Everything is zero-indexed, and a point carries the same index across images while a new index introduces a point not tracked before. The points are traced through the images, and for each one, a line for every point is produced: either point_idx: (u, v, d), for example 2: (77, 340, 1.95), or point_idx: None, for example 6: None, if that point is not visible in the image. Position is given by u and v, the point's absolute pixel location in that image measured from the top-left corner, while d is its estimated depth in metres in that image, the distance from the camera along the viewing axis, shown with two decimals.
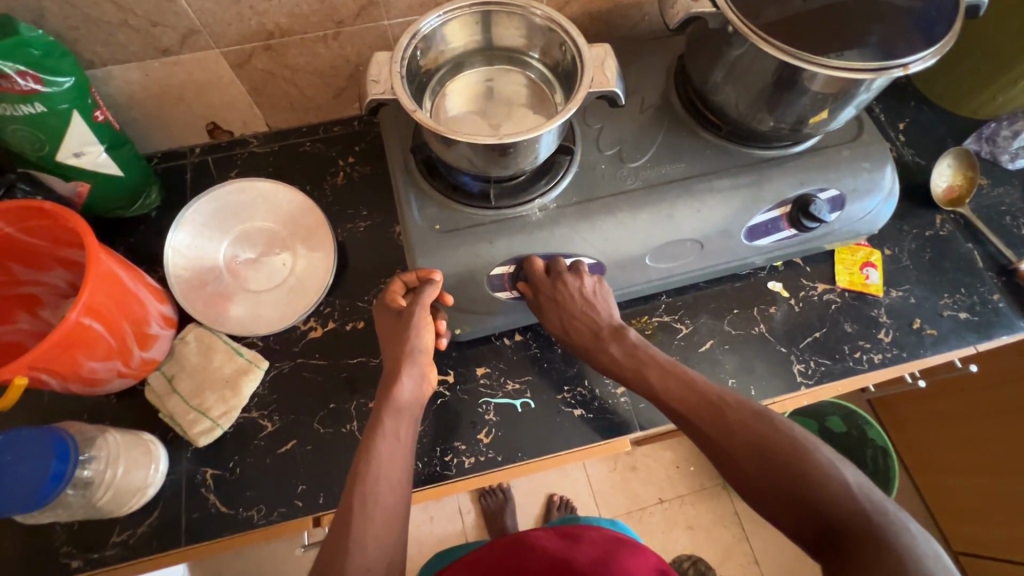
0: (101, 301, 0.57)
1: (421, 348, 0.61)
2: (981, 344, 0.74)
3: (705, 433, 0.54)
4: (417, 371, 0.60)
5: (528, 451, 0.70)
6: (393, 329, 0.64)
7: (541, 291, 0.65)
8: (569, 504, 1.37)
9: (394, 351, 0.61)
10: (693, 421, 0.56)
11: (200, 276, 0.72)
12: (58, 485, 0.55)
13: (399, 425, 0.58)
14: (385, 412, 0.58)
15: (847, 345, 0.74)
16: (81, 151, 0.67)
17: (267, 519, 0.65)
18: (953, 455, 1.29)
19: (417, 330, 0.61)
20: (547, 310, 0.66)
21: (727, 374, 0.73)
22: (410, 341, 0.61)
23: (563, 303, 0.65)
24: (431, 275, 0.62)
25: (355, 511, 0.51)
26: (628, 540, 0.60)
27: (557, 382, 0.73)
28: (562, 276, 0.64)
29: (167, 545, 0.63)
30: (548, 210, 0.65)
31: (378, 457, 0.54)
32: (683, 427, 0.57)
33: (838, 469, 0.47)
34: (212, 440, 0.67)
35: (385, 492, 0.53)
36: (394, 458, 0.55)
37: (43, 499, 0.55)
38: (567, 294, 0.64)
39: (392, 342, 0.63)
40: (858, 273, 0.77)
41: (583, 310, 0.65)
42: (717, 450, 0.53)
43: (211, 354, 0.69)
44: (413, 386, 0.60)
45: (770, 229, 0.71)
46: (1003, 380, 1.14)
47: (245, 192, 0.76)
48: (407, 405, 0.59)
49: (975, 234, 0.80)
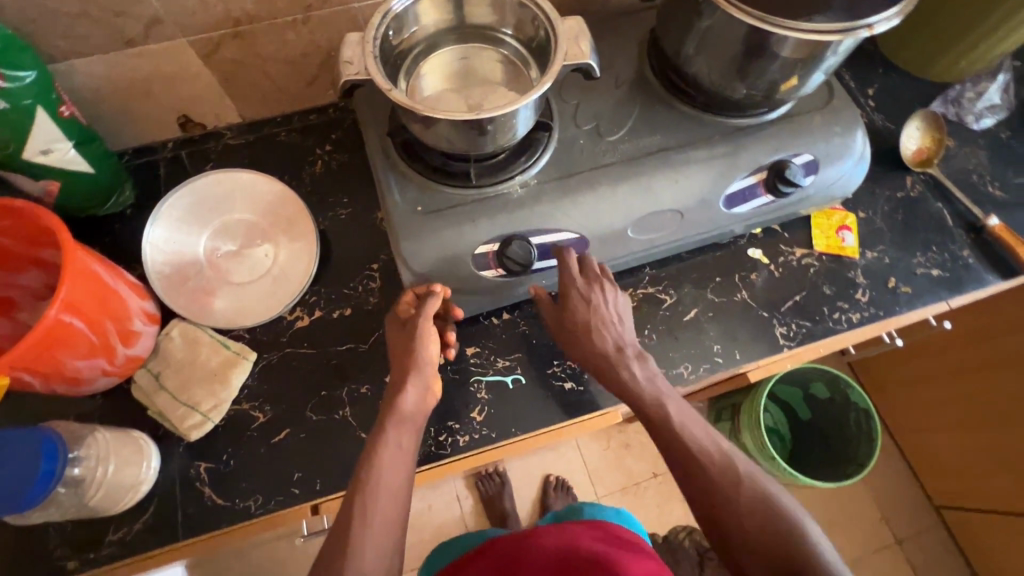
0: (81, 298, 0.56)
1: (427, 358, 0.60)
2: (954, 300, 0.77)
3: (706, 472, 0.54)
4: (422, 381, 0.59)
5: (522, 426, 0.69)
6: (398, 337, 0.63)
7: (574, 288, 0.65)
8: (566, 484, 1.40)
9: (400, 361, 0.61)
10: (697, 461, 0.55)
11: (181, 271, 0.71)
12: (47, 484, 0.53)
13: (402, 434, 0.57)
14: (389, 421, 0.57)
15: (827, 306, 0.75)
16: (48, 148, 0.66)
17: (265, 508, 0.64)
18: (940, 411, 1.39)
19: (424, 339, 0.61)
20: (576, 311, 0.65)
21: (713, 341, 0.73)
22: (416, 350, 0.60)
23: (593, 312, 0.64)
24: (433, 288, 0.64)
25: (355, 514, 0.51)
26: (619, 534, 0.63)
27: (546, 357, 0.72)
28: (601, 282, 0.65)
29: (164, 540, 0.63)
30: (529, 186, 0.67)
31: (380, 461, 0.54)
32: (677, 468, 0.56)
33: (825, 547, 0.50)
34: (203, 434, 0.66)
35: (385, 498, 0.53)
36: (396, 466, 0.55)
37: (33, 500, 0.53)
38: (600, 302, 0.65)
39: (398, 356, 0.62)
40: (835, 236, 0.78)
41: (612, 321, 0.64)
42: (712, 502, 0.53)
43: (198, 348, 0.69)
44: (417, 396, 0.58)
45: (748, 196, 0.71)
46: (982, 335, 1.22)
47: (222, 184, 0.75)
48: (410, 415, 0.58)
49: (944, 193, 0.82)
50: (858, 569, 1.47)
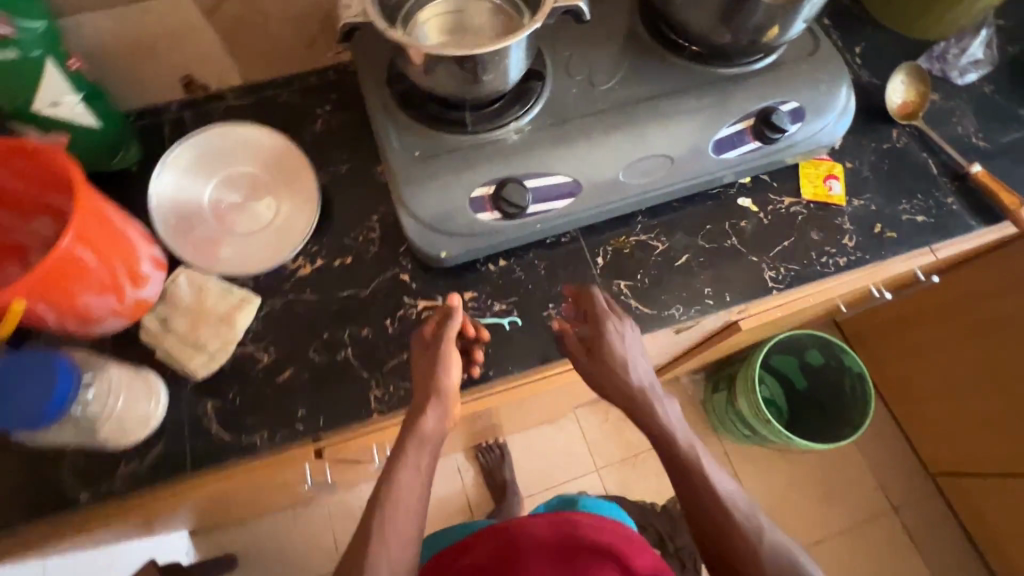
0: (93, 233, 0.59)
1: (449, 384, 0.61)
2: (939, 250, 0.80)
3: (738, 535, 0.55)
4: (442, 407, 0.60)
5: (519, 365, 0.72)
6: (419, 359, 0.63)
7: (603, 326, 0.64)
8: None
9: (422, 380, 0.61)
10: (729, 520, 0.56)
11: (186, 221, 0.74)
12: (60, 407, 0.55)
13: (421, 455, 0.58)
14: (409, 441, 0.58)
15: (815, 251, 0.77)
16: (58, 101, 0.68)
17: (271, 443, 0.67)
18: (933, 377, 1.40)
19: (444, 366, 0.61)
20: (602, 348, 0.63)
21: (703, 284, 0.75)
22: (438, 377, 0.60)
23: (621, 351, 0.63)
24: (452, 300, 0.63)
25: (373, 531, 0.53)
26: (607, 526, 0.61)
27: (542, 301, 0.74)
28: (624, 322, 0.65)
29: (174, 473, 0.65)
30: (523, 132, 0.70)
31: (399, 483, 0.55)
32: (704, 522, 0.57)
33: None
34: (211, 373, 0.69)
35: (401, 517, 0.54)
36: (415, 486, 0.56)
37: (47, 419, 0.54)
38: (628, 342, 0.64)
39: (419, 375, 0.62)
40: (822, 185, 0.81)
41: (640, 362, 0.63)
42: (724, 545, 0.55)
43: (204, 294, 0.71)
44: (437, 418, 0.59)
45: (736, 143, 0.74)
46: (963, 303, 1.25)
47: (226, 138, 0.77)
48: (430, 437, 0.59)
49: (928, 143, 0.84)
50: (855, 536, 1.49)
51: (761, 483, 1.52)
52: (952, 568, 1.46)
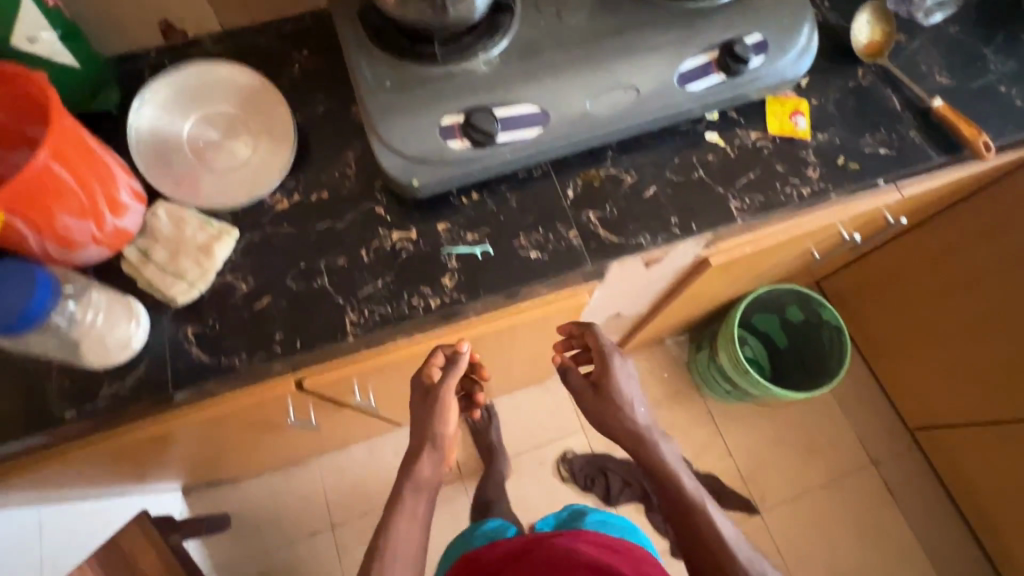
0: (70, 152, 0.60)
1: (445, 433, 0.71)
2: (904, 187, 0.87)
3: (703, 534, 0.71)
4: (438, 455, 0.71)
5: (490, 290, 0.73)
6: (419, 407, 0.73)
7: (601, 368, 0.76)
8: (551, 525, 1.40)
9: (422, 430, 0.72)
10: (694, 526, 0.72)
11: (165, 156, 0.76)
12: (38, 311, 0.56)
13: (416, 502, 0.71)
14: (408, 489, 0.70)
15: (779, 182, 0.80)
16: (35, 37, 0.69)
17: (250, 364, 0.69)
18: (911, 332, 1.42)
19: (440, 415, 0.70)
20: (599, 390, 0.76)
21: (670, 215, 0.78)
22: (434, 425, 0.70)
23: (615, 390, 0.76)
24: (460, 347, 0.72)
25: (377, 563, 0.66)
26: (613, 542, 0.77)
27: (513, 231, 0.76)
28: (621, 362, 0.77)
29: (156, 392, 0.67)
30: (492, 63, 0.72)
31: (397, 533, 0.68)
32: (681, 530, 0.74)
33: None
34: (190, 300, 0.71)
35: (400, 562, 0.67)
36: (411, 532, 0.69)
37: (26, 322, 0.56)
38: (620, 383, 0.76)
39: (420, 417, 0.73)
40: (788, 120, 0.83)
41: (629, 400, 0.75)
42: (695, 544, 0.72)
43: (183, 225, 0.72)
44: (431, 467, 0.71)
45: (702, 75, 0.76)
46: (927, 260, 1.28)
47: (203, 77, 0.78)
48: (426, 482, 0.71)
49: (893, 81, 0.86)
50: (835, 490, 1.53)
51: (743, 440, 1.56)
52: (929, 520, 1.49)
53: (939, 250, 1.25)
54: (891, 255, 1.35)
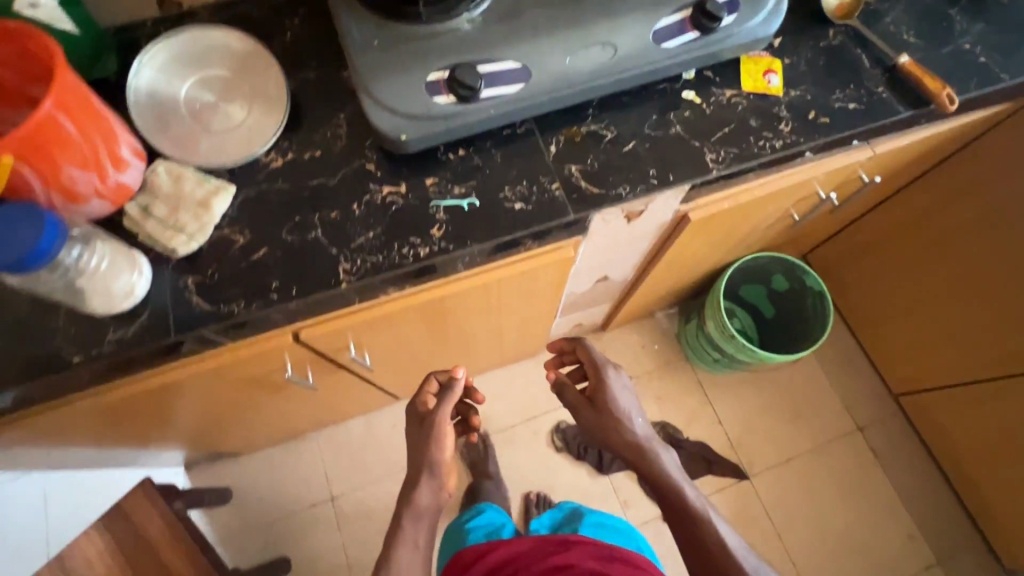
0: (74, 104, 0.64)
1: (440, 459, 0.81)
2: (876, 145, 0.93)
3: (692, 527, 0.77)
4: (434, 480, 0.80)
5: (477, 240, 0.77)
6: (419, 433, 0.84)
7: (596, 384, 0.87)
8: (546, 501, 1.44)
9: (421, 455, 0.81)
10: (683, 520, 0.78)
11: (163, 117, 0.79)
12: (44, 251, 0.58)
13: (417, 529, 0.78)
14: (408, 517, 0.78)
15: (753, 136, 0.83)
16: (36, 2, 0.72)
17: (248, 311, 0.72)
18: (894, 298, 1.44)
19: (435, 440, 0.81)
20: (593, 403, 0.86)
21: (649, 167, 0.81)
22: (431, 452, 0.81)
23: (608, 399, 0.85)
24: (456, 372, 0.88)
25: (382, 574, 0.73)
26: (588, 544, 0.87)
27: (499, 185, 0.79)
28: (611, 376, 0.87)
29: (158, 337, 0.71)
30: (475, 22, 0.75)
31: (399, 559, 0.75)
32: (676, 525, 0.79)
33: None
34: (189, 252, 0.74)
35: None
36: (412, 559, 0.75)
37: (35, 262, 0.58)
38: (612, 394, 0.85)
39: (418, 445, 0.83)
40: (761, 79, 0.86)
41: (620, 409, 0.84)
42: (687, 534, 0.78)
43: (182, 182, 0.75)
44: (429, 493, 0.79)
45: (677, 32, 0.79)
46: (905, 226, 1.30)
47: (198, 42, 0.82)
48: (424, 509, 0.79)
49: (862, 41, 0.90)
50: (822, 454, 1.56)
51: (732, 408, 1.59)
52: (912, 481, 1.53)
53: (910, 218, 1.28)
54: (872, 224, 1.37)
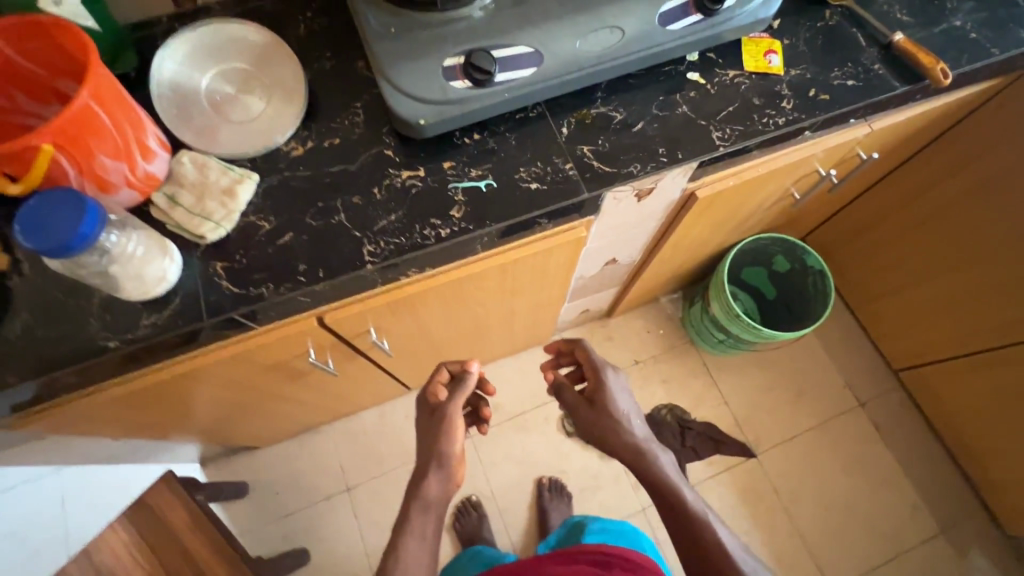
0: (107, 95, 0.66)
1: (450, 452, 0.81)
2: (873, 122, 0.97)
3: (689, 527, 0.77)
4: (442, 472, 0.80)
5: (495, 219, 0.79)
6: (429, 425, 0.86)
7: (594, 384, 0.86)
8: (559, 486, 1.46)
9: (432, 444, 0.82)
10: (680, 520, 0.78)
11: (186, 110, 0.81)
12: (85, 236, 0.60)
13: (425, 520, 0.78)
14: (417, 506, 0.79)
15: (757, 113, 0.86)
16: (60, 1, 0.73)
17: (277, 293, 0.75)
18: (892, 275, 1.49)
19: (447, 434, 0.81)
20: (590, 404, 0.86)
21: (658, 146, 0.84)
22: (441, 445, 0.81)
23: (605, 402, 0.85)
24: (469, 365, 0.90)
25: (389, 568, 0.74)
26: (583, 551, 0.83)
27: (514, 167, 0.82)
28: (609, 378, 0.86)
29: (190, 320, 0.73)
30: (487, 9, 0.78)
31: (407, 551, 0.75)
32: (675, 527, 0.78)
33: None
34: (218, 238, 0.76)
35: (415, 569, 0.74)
36: (419, 552, 0.76)
37: (78, 245, 0.60)
38: (609, 396, 0.85)
39: (429, 434, 0.84)
40: (762, 59, 0.89)
41: (617, 410, 0.84)
42: (686, 536, 0.77)
43: (207, 171, 0.77)
44: (439, 483, 0.80)
45: (681, 15, 0.82)
46: (899, 205, 1.35)
47: (216, 36, 0.84)
48: (434, 499, 0.80)
49: (858, 20, 0.93)
50: (826, 431, 1.60)
51: (737, 389, 1.63)
52: (914, 453, 1.57)
53: (903, 197, 1.33)
54: (867, 205, 1.42)
